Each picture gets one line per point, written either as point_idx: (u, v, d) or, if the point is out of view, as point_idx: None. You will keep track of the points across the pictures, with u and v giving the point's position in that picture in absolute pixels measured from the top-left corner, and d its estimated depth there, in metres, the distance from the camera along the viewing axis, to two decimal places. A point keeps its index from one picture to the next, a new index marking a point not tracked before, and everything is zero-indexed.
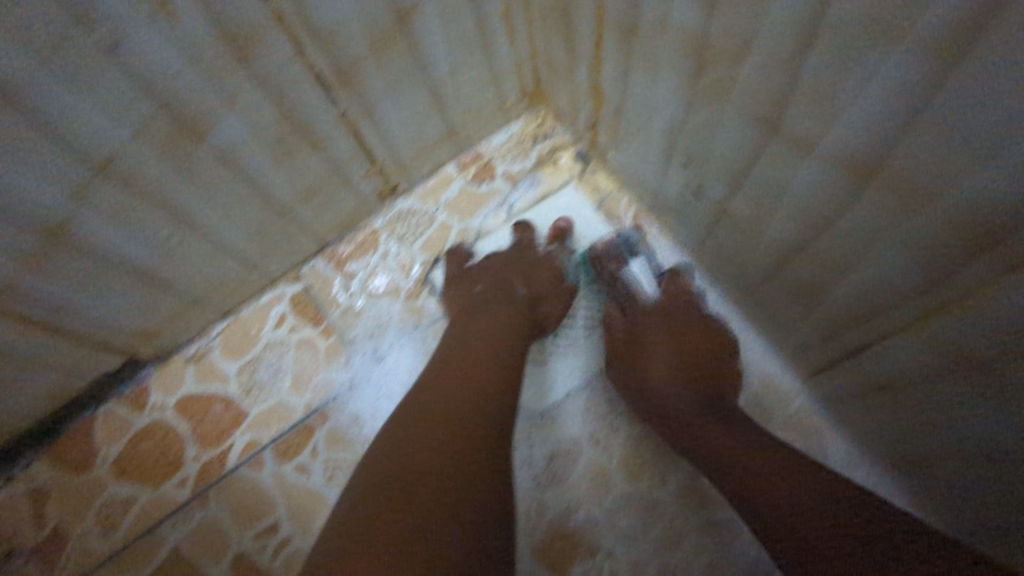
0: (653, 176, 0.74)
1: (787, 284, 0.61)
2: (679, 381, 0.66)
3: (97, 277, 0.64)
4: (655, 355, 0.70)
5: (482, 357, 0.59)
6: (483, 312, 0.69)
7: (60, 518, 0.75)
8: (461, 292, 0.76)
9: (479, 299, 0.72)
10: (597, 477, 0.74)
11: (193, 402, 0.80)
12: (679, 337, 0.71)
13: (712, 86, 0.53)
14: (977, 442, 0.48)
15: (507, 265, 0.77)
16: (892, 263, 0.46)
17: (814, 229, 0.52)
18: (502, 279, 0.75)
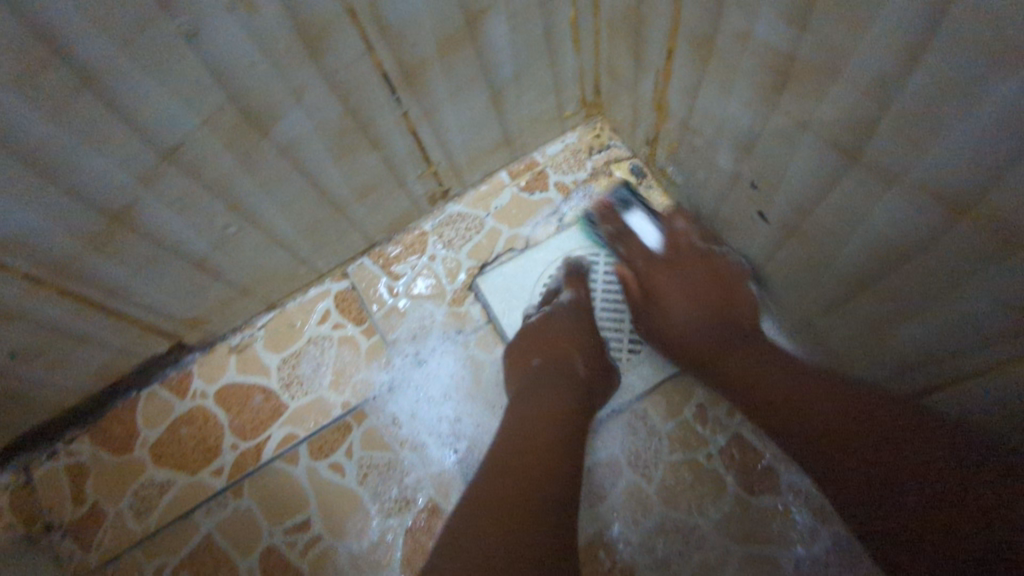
0: (713, 196, 0.72)
1: (852, 319, 0.59)
2: (696, 310, 0.67)
3: (153, 261, 0.65)
4: (675, 286, 0.70)
5: (543, 450, 0.54)
6: (540, 394, 0.63)
7: (97, 496, 0.77)
8: (516, 365, 0.70)
9: (540, 377, 0.66)
10: (635, 500, 0.72)
11: (233, 392, 0.81)
12: (687, 266, 0.72)
13: (791, 108, 0.51)
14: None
15: (568, 337, 0.71)
16: (981, 305, 0.43)
17: (890, 261, 0.50)
18: (562, 352, 0.69)
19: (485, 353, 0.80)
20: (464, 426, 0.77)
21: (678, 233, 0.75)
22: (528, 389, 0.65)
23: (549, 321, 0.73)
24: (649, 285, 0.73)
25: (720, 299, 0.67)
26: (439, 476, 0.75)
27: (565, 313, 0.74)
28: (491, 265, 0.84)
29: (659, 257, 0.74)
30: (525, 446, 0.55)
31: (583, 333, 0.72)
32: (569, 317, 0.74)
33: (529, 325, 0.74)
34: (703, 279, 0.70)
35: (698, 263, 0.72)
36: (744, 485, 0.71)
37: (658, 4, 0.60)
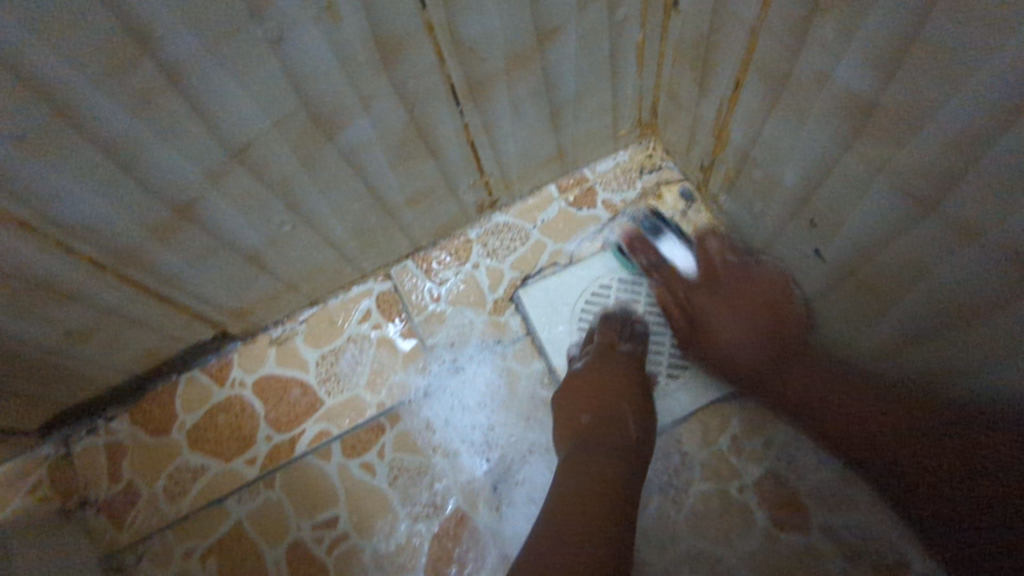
0: (767, 229, 0.71)
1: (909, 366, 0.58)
2: (740, 333, 0.69)
3: (210, 253, 0.66)
4: (715, 308, 0.72)
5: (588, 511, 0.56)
6: (590, 464, 0.61)
7: (132, 475, 0.79)
8: (565, 427, 0.68)
9: (589, 443, 0.64)
10: (662, 526, 0.72)
11: (272, 383, 0.82)
12: (737, 295, 0.71)
13: (863, 153, 0.50)
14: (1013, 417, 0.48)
15: (615, 388, 0.69)
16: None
17: (955, 314, 0.49)
18: (610, 413, 0.66)
19: (522, 366, 0.80)
20: (497, 436, 0.77)
21: (713, 255, 0.75)
22: (582, 452, 0.63)
23: (597, 378, 0.70)
24: (690, 304, 0.74)
25: (755, 312, 0.69)
26: (468, 484, 0.75)
27: (614, 359, 0.72)
28: (534, 277, 0.84)
29: (696, 281, 0.74)
30: (582, 493, 0.58)
31: (633, 384, 0.70)
32: (621, 365, 0.72)
33: (580, 370, 0.73)
34: (745, 291, 0.71)
35: (728, 277, 0.73)
36: (775, 520, 0.70)
37: (732, 36, 0.60)
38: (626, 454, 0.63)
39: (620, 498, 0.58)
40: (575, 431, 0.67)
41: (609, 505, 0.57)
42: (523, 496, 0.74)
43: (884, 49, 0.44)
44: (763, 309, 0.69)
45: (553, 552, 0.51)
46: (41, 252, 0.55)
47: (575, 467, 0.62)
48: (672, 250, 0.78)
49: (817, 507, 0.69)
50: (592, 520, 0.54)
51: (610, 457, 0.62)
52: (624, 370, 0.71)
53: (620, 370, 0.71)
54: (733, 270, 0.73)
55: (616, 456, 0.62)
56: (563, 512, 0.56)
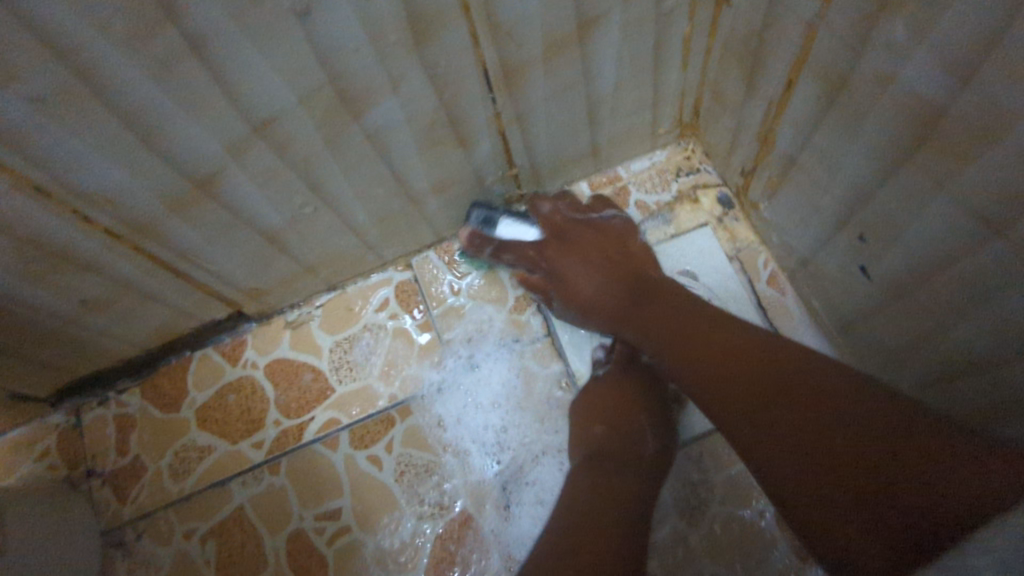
0: (809, 242, 0.68)
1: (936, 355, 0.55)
2: (608, 285, 0.70)
3: (227, 230, 0.64)
4: (575, 265, 0.73)
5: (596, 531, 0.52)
6: (598, 480, 0.58)
7: (139, 450, 0.78)
8: (577, 440, 0.64)
9: (603, 458, 0.60)
10: (677, 546, 0.68)
11: (284, 367, 0.80)
12: (581, 242, 0.75)
13: (926, 164, 0.46)
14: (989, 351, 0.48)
15: (632, 403, 0.65)
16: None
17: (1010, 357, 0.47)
18: (626, 455, 0.61)
19: (540, 368, 0.77)
20: (510, 437, 0.74)
21: (552, 217, 0.77)
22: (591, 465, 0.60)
23: (610, 431, 0.62)
24: (554, 266, 0.75)
25: (627, 277, 0.70)
26: (477, 485, 0.73)
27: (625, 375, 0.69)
28: None
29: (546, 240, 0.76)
30: (592, 512, 0.54)
31: (649, 399, 0.66)
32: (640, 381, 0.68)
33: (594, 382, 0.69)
34: (601, 245, 0.75)
35: (600, 240, 0.75)
36: (796, 551, 0.66)
37: (787, 32, 0.56)
38: (636, 525, 0.54)
39: (633, 523, 0.54)
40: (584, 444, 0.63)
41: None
42: (533, 502, 0.71)
43: (959, 52, 0.39)
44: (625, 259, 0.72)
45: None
46: (56, 219, 0.53)
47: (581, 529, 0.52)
48: (506, 226, 0.78)
49: None
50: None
51: (624, 532, 0.53)
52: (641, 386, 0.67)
53: (627, 419, 0.64)
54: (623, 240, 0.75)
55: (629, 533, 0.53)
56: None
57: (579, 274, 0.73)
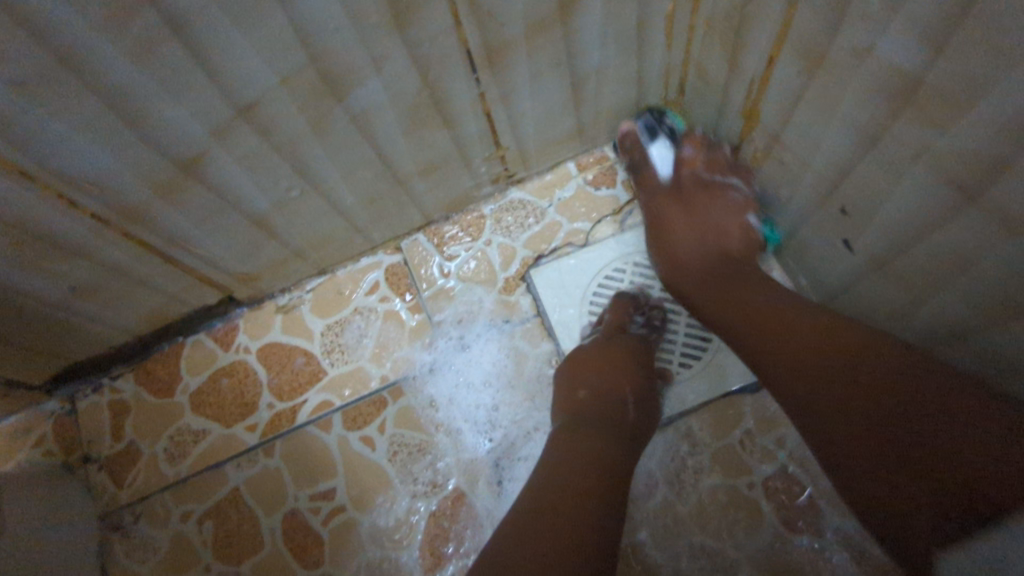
0: (794, 216, 0.68)
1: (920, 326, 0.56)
2: (695, 244, 0.69)
3: (216, 214, 0.65)
4: (676, 217, 0.73)
5: (576, 486, 0.54)
6: (578, 440, 0.59)
7: (135, 435, 0.79)
8: (563, 403, 0.66)
9: (584, 418, 0.62)
10: (666, 518, 0.69)
11: (277, 351, 0.81)
12: (692, 200, 0.73)
13: (904, 135, 0.47)
14: (968, 320, 0.50)
15: (618, 370, 0.67)
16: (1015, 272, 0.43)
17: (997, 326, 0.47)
18: (609, 417, 0.62)
19: (530, 347, 0.78)
20: (501, 416, 0.75)
21: (687, 163, 0.76)
22: (573, 425, 0.61)
23: (593, 395, 0.64)
24: (656, 213, 0.76)
25: (715, 246, 0.69)
26: (469, 463, 0.74)
27: (609, 342, 0.71)
28: (546, 258, 0.81)
29: (664, 185, 0.77)
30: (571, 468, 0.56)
31: (634, 367, 0.68)
32: (626, 350, 0.70)
33: (584, 350, 0.71)
34: (700, 204, 0.73)
35: (710, 200, 0.72)
36: (783, 520, 0.67)
37: (767, 7, 0.56)
38: (616, 490, 0.55)
39: (613, 478, 0.56)
40: (570, 408, 0.65)
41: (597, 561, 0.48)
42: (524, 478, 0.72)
43: (932, 22, 0.40)
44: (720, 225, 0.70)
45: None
46: (43, 204, 0.54)
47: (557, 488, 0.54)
48: (658, 151, 0.77)
49: (829, 508, 0.67)
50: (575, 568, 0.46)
51: (602, 485, 0.54)
52: (627, 354, 0.69)
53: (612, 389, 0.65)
54: (715, 203, 0.72)
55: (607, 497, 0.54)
56: (540, 542, 0.48)
57: (671, 225, 0.73)
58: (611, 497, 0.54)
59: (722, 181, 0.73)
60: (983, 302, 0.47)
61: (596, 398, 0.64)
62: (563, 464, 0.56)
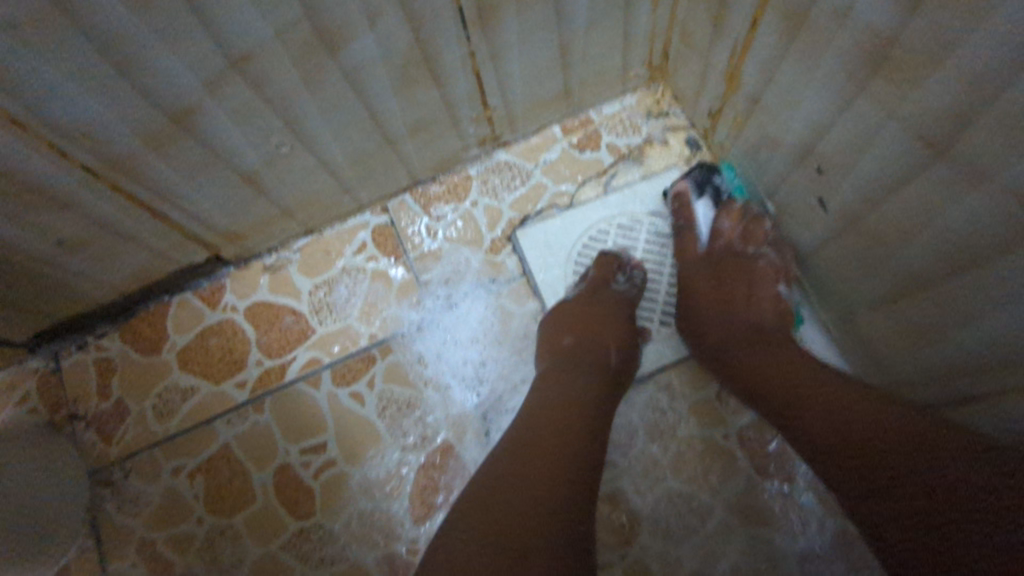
0: (770, 178, 0.71)
1: (885, 279, 0.58)
2: (721, 319, 0.68)
3: (206, 167, 0.65)
4: (701, 290, 0.72)
5: (567, 414, 0.58)
6: (566, 380, 0.62)
7: (122, 393, 0.79)
8: (549, 347, 0.69)
9: (571, 360, 0.65)
10: (646, 467, 0.72)
11: (264, 310, 0.81)
12: (721, 276, 0.71)
13: (878, 94, 0.49)
14: (927, 269, 0.52)
15: (603, 318, 0.70)
16: (969, 228, 0.46)
17: (959, 298, 0.51)
18: (597, 359, 0.65)
19: (516, 306, 0.80)
20: (488, 371, 0.77)
21: (727, 236, 0.73)
22: (561, 366, 0.65)
23: (578, 341, 0.68)
24: (684, 283, 0.74)
25: (741, 324, 0.67)
26: (458, 416, 0.76)
27: (590, 291, 0.73)
28: (532, 219, 0.83)
29: (699, 257, 0.75)
30: (562, 401, 0.60)
31: (618, 314, 0.71)
32: (611, 300, 0.73)
33: (569, 300, 0.74)
34: (729, 279, 0.71)
35: (740, 277, 0.70)
36: (756, 466, 0.71)
37: None
38: (598, 420, 0.59)
39: (597, 414, 0.60)
40: (557, 352, 0.67)
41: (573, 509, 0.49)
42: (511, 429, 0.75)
43: None
44: (743, 298, 0.69)
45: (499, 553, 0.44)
46: (33, 152, 0.53)
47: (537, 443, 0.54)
48: (699, 210, 0.77)
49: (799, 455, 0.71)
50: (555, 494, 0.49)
51: (588, 416, 0.59)
52: (612, 303, 0.72)
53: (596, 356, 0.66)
54: (748, 280, 0.70)
55: (591, 427, 0.58)
56: (529, 451, 0.54)
57: (696, 298, 0.72)
58: (596, 425, 0.59)
59: (755, 253, 0.71)
60: (941, 253, 0.50)
61: (582, 342, 0.67)
62: (553, 398, 0.60)
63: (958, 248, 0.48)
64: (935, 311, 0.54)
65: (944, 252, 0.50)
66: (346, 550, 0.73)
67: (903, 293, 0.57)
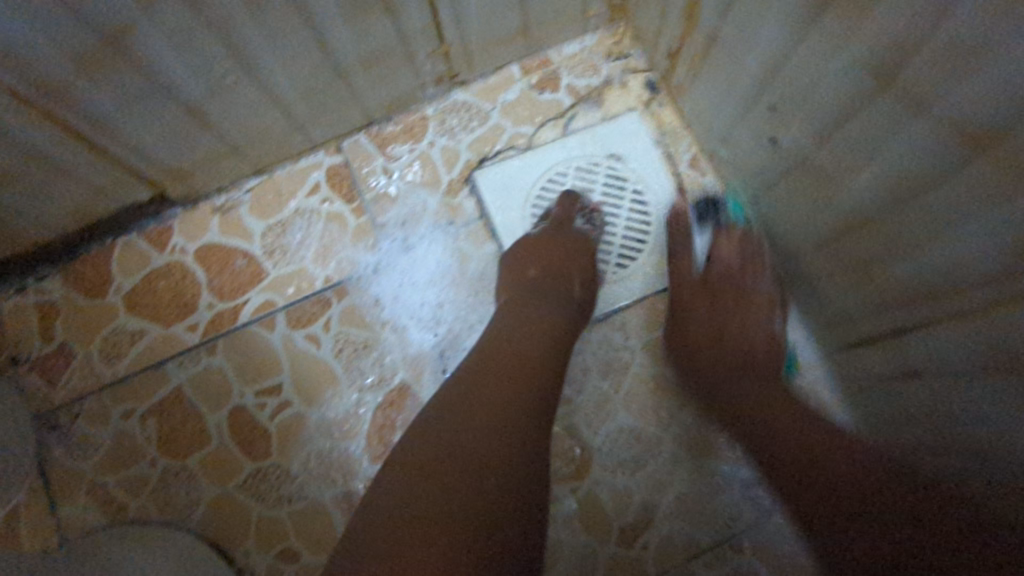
0: (725, 120, 0.71)
1: (828, 217, 0.60)
2: (713, 339, 0.67)
3: (144, 96, 0.62)
4: (692, 306, 0.71)
5: (534, 336, 0.61)
6: (531, 312, 0.64)
7: (67, 337, 0.77)
8: (512, 279, 0.70)
9: (536, 291, 0.67)
10: (600, 404, 0.74)
11: (215, 252, 0.79)
12: (718, 294, 0.70)
13: (828, 27, 0.49)
14: (866, 205, 0.54)
15: (567, 251, 0.72)
16: (909, 164, 0.47)
17: (966, 422, 0.49)
18: (560, 289, 0.68)
19: (474, 248, 0.79)
20: (446, 313, 0.78)
21: (724, 260, 0.72)
22: (524, 296, 0.67)
23: (544, 272, 0.69)
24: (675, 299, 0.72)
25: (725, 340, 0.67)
26: (415, 357, 0.76)
27: (552, 228, 0.75)
28: (490, 161, 0.82)
29: (693, 278, 0.73)
30: (524, 330, 0.61)
31: (582, 249, 0.73)
32: (574, 238, 0.74)
33: (532, 236, 0.74)
34: (726, 302, 0.69)
35: (735, 306, 0.69)
36: None
37: None
38: (562, 345, 0.62)
39: (561, 343, 0.62)
40: (522, 284, 0.69)
41: (521, 474, 0.47)
42: None
43: None
44: (740, 319, 0.68)
45: (440, 528, 0.42)
46: None
47: (478, 405, 0.52)
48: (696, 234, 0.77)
49: None
50: (526, 385, 0.54)
51: (552, 340, 0.62)
52: (576, 238, 0.74)
53: (553, 316, 0.65)
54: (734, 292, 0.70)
55: (556, 347, 0.61)
56: (498, 363, 0.57)
57: (688, 315, 0.70)
58: (561, 347, 0.62)
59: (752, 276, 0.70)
60: (880, 190, 0.51)
61: (546, 275, 0.69)
62: (518, 325, 0.62)
63: (893, 184, 0.50)
64: (873, 245, 0.55)
65: (881, 187, 0.51)
66: (304, 490, 0.73)
67: (844, 231, 0.58)
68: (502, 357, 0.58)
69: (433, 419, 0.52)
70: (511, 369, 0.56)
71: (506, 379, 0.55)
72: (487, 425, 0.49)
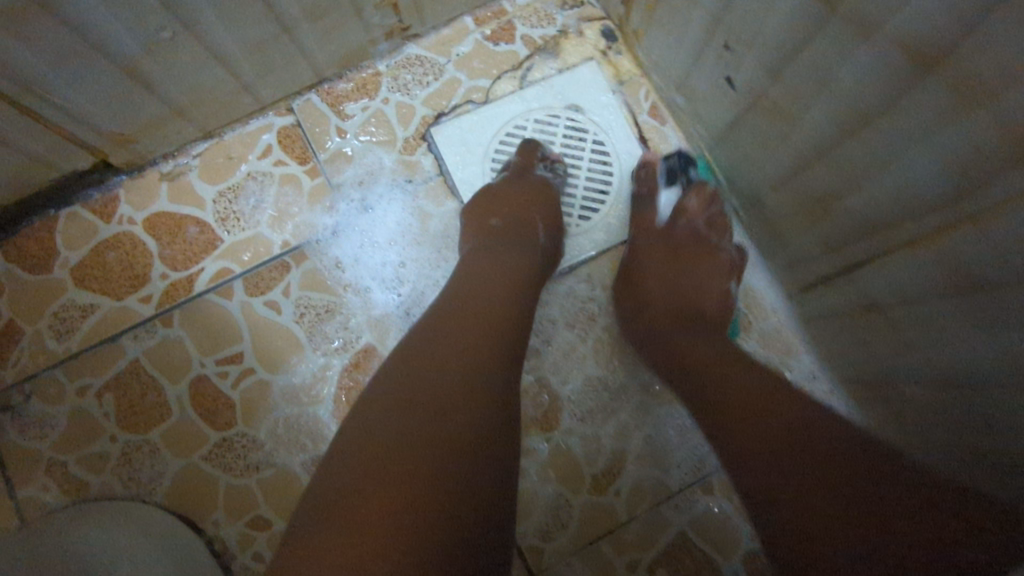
0: (682, 65, 0.70)
1: (786, 154, 0.60)
2: (664, 289, 0.66)
3: (75, 55, 0.58)
4: (647, 264, 0.69)
5: (497, 284, 0.60)
6: (494, 260, 0.63)
7: (13, 315, 0.74)
8: (475, 230, 0.69)
9: (498, 240, 0.66)
10: (567, 356, 0.74)
11: (165, 220, 0.76)
12: (682, 252, 0.69)
13: None
14: (822, 139, 0.54)
15: (529, 198, 0.71)
16: (863, 92, 0.47)
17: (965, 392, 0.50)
18: (525, 237, 0.67)
19: (435, 206, 0.78)
20: (408, 272, 0.76)
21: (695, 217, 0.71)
22: (487, 245, 0.66)
23: (508, 222, 0.68)
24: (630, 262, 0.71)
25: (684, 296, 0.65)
26: (379, 318, 0.75)
27: (513, 179, 0.73)
28: (447, 116, 0.80)
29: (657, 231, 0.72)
30: (485, 280, 0.60)
31: (544, 198, 0.72)
32: (535, 188, 0.73)
33: (494, 187, 0.73)
34: (686, 263, 0.68)
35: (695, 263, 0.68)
36: None
37: None
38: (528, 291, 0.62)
39: (526, 289, 0.62)
40: (486, 235, 0.68)
41: (489, 435, 0.45)
42: None
43: None
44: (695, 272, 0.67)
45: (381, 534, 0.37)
46: None
47: (435, 375, 0.48)
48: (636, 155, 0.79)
49: None
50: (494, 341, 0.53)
51: (517, 287, 0.61)
52: (538, 189, 0.72)
53: (518, 260, 0.64)
54: (701, 264, 0.68)
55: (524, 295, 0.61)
56: (464, 313, 0.56)
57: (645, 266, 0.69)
58: (526, 294, 0.61)
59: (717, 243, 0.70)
60: (835, 122, 0.51)
61: (509, 225, 0.68)
62: (480, 274, 0.61)
63: (848, 113, 0.49)
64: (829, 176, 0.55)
65: (835, 119, 0.51)
66: (273, 456, 0.72)
67: (802, 167, 0.58)
68: (472, 305, 0.57)
69: (393, 376, 0.50)
70: (481, 321, 0.55)
71: (478, 330, 0.54)
72: (443, 408, 0.45)
